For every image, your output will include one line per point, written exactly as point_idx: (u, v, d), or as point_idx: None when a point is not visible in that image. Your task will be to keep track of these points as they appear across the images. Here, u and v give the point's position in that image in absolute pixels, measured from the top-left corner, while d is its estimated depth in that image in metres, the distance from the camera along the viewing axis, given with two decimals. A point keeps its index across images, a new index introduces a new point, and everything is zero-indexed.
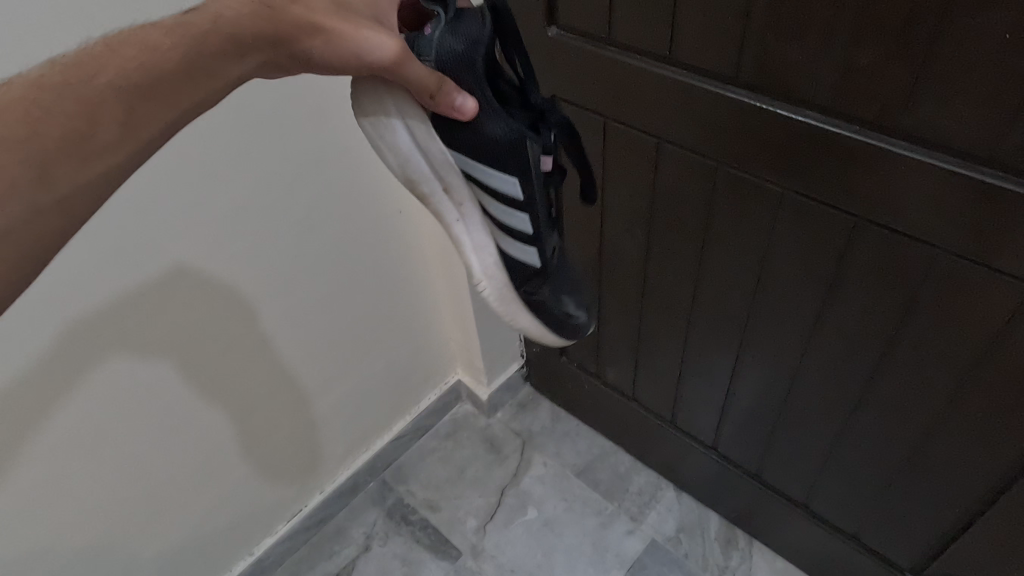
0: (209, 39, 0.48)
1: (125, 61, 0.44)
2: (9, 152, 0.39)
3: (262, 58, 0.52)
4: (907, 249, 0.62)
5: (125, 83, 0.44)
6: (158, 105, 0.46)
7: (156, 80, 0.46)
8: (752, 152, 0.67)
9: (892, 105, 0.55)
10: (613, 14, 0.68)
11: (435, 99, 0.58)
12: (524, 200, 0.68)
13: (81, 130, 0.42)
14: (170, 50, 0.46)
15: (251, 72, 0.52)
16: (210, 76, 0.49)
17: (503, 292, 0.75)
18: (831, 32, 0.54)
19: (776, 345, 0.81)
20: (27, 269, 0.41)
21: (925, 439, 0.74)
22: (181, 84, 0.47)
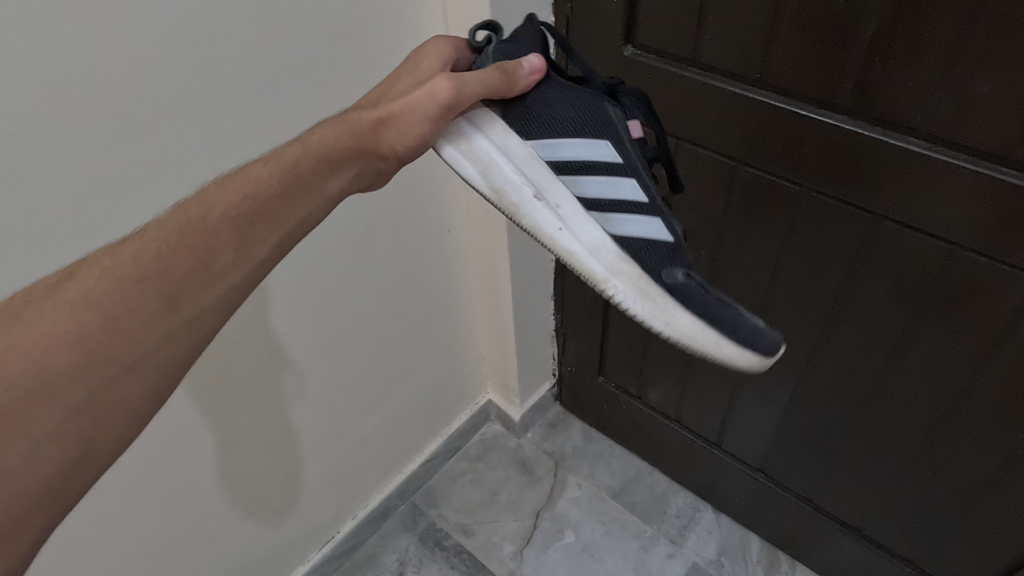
0: (306, 159, 0.49)
1: (235, 193, 0.45)
2: (140, 284, 0.39)
3: (356, 167, 0.52)
4: (1008, 279, 0.61)
5: (238, 210, 0.44)
6: (265, 230, 0.45)
7: (264, 202, 0.46)
8: (843, 178, 0.65)
9: (1010, 136, 0.54)
10: (701, 36, 0.67)
11: (511, 80, 0.58)
12: (623, 166, 0.64)
13: (205, 255, 0.42)
14: (274, 181, 0.47)
15: (349, 183, 0.52)
16: (311, 196, 0.49)
17: (642, 286, 0.63)
18: (950, 61, 0.54)
19: (845, 372, 0.79)
20: (174, 371, 0.41)
21: (1000, 470, 0.73)
22: (291, 200, 0.47)
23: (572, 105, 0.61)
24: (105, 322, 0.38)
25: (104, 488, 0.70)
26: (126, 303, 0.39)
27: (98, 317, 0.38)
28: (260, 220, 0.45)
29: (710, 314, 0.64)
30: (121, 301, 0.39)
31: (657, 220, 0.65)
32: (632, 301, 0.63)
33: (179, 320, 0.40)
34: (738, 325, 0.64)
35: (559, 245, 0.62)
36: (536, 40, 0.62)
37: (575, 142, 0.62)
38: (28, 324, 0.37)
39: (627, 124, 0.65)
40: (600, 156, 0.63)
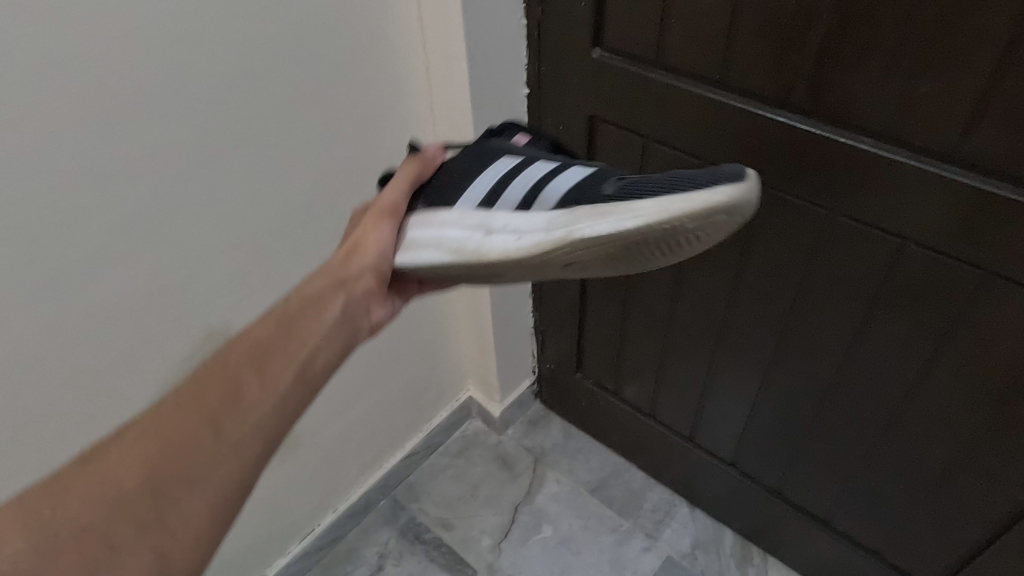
0: (299, 299, 0.53)
1: (245, 337, 0.49)
2: (184, 419, 0.42)
3: (351, 291, 0.56)
4: (956, 271, 0.64)
5: (249, 346, 0.48)
6: (282, 366, 0.48)
7: (273, 336, 0.49)
8: (800, 176, 0.68)
9: (951, 132, 0.57)
10: (664, 37, 0.69)
11: (423, 167, 0.64)
12: (530, 156, 0.62)
13: (232, 387, 0.45)
14: (274, 326, 0.50)
15: (343, 312, 0.54)
16: (308, 327, 0.51)
17: (601, 211, 0.52)
18: (893, 61, 0.56)
19: (809, 365, 0.82)
20: (238, 492, 0.43)
21: (955, 458, 0.75)
22: (298, 329, 0.51)
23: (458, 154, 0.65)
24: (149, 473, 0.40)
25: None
26: (173, 435, 0.42)
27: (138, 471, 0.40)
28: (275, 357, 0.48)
29: (669, 188, 0.50)
30: (157, 451, 0.41)
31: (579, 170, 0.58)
32: (596, 226, 0.51)
33: (218, 458, 0.42)
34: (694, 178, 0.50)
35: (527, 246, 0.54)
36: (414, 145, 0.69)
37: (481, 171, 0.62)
38: (76, 489, 0.38)
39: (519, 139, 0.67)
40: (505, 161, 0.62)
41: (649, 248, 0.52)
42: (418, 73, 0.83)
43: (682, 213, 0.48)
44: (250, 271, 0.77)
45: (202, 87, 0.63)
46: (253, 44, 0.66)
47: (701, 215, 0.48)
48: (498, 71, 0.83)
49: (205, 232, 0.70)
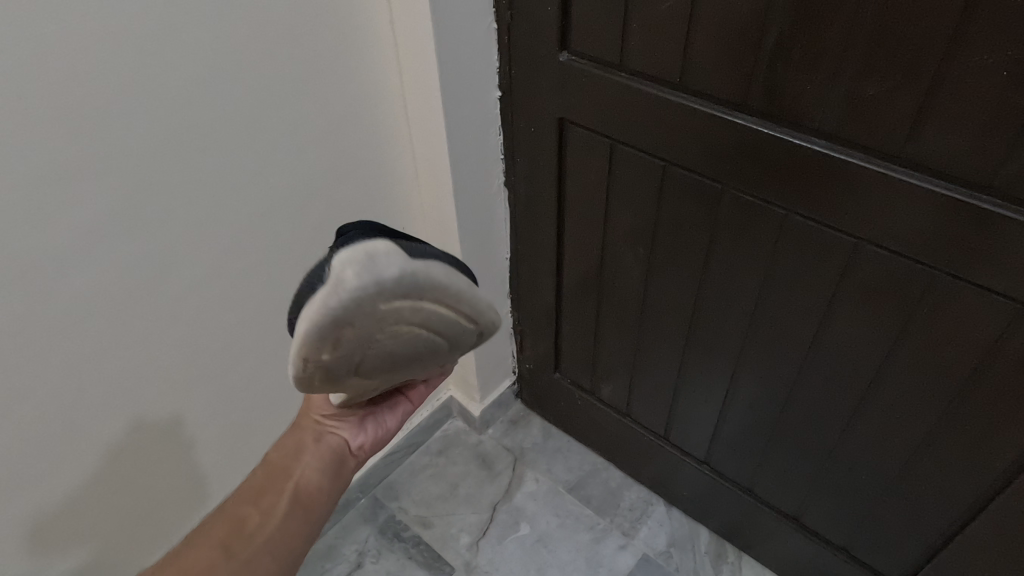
0: (280, 453, 0.71)
1: (244, 488, 0.69)
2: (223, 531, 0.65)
3: (318, 443, 0.71)
4: (908, 270, 0.65)
5: (250, 493, 0.68)
6: (277, 496, 0.67)
7: (265, 480, 0.68)
8: (758, 177, 0.69)
9: (897, 133, 0.58)
10: (626, 41, 0.71)
11: None
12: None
13: (244, 523, 0.65)
14: (265, 473, 0.69)
15: (319, 457, 0.71)
16: (292, 472, 0.69)
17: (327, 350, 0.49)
18: (841, 64, 0.58)
19: (774, 363, 0.83)
20: None
21: (914, 453, 0.77)
22: (284, 473, 0.69)
23: None
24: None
25: (53, 451, 0.74)
26: (219, 541, 0.64)
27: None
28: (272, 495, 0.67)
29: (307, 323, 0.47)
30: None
31: None
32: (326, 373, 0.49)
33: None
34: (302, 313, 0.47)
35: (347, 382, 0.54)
36: None
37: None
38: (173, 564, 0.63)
39: None
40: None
41: (384, 332, 0.49)
42: (392, 72, 0.85)
43: (310, 326, 0.45)
44: (222, 261, 0.79)
45: (167, 77, 0.64)
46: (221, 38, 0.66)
47: (329, 314, 0.44)
48: (470, 74, 0.84)
49: (174, 222, 0.72)
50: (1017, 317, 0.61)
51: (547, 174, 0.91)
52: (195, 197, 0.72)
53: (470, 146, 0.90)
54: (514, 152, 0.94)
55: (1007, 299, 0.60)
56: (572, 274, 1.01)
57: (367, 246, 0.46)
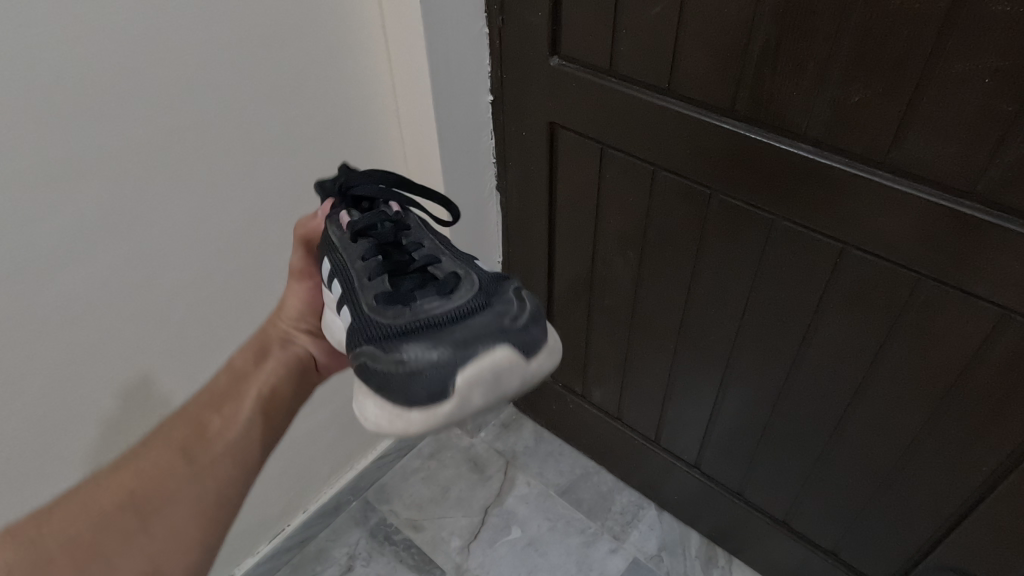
0: (240, 362, 0.70)
1: (201, 398, 0.66)
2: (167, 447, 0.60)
3: (277, 356, 0.72)
4: (893, 275, 0.65)
5: (205, 400, 0.65)
6: (236, 404, 0.65)
7: (222, 388, 0.66)
8: (746, 182, 0.70)
9: (881, 140, 0.59)
10: (615, 47, 0.72)
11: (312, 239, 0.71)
12: (338, 274, 0.61)
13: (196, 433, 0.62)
14: (224, 380, 0.67)
15: (281, 366, 0.71)
16: (253, 381, 0.68)
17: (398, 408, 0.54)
18: (826, 70, 0.59)
19: (762, 367, 0.84)
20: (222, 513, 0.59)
21: (902, 457, 0.77)
22: (245, 379, 0.68)
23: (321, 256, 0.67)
24: (127, 494, 0.57)
25: (39, 458, 0.73)
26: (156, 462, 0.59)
27: (120, 499, 0.56)
28: (229, 407, 0.65)
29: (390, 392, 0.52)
30: (144, 478, 0.58)
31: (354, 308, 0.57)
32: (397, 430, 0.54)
33: (188, 494, 0.58)
34: (388, 383, 0.51)
35: None
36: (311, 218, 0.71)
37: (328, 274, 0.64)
38: (95, 494, 0.57)
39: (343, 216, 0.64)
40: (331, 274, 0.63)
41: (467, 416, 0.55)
42: (382, 74, 0.85)
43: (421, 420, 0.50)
44: (210, 263, 0.78)
45: (155, 77, 0.64)
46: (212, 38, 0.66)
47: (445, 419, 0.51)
48: (461, 78, 0.85)
49: (163, 222, 0.71)
50: (1002, 321, 0.61)
51: (538, 178, 0.92)
52: (184, 197, 0.71)
53: (461, 150, 0.91)
54: (506, 156, 0.94)
55: (992, 304, 0.61)
56: (563, 277, 1.01)
57: (492, 357, 0.51)
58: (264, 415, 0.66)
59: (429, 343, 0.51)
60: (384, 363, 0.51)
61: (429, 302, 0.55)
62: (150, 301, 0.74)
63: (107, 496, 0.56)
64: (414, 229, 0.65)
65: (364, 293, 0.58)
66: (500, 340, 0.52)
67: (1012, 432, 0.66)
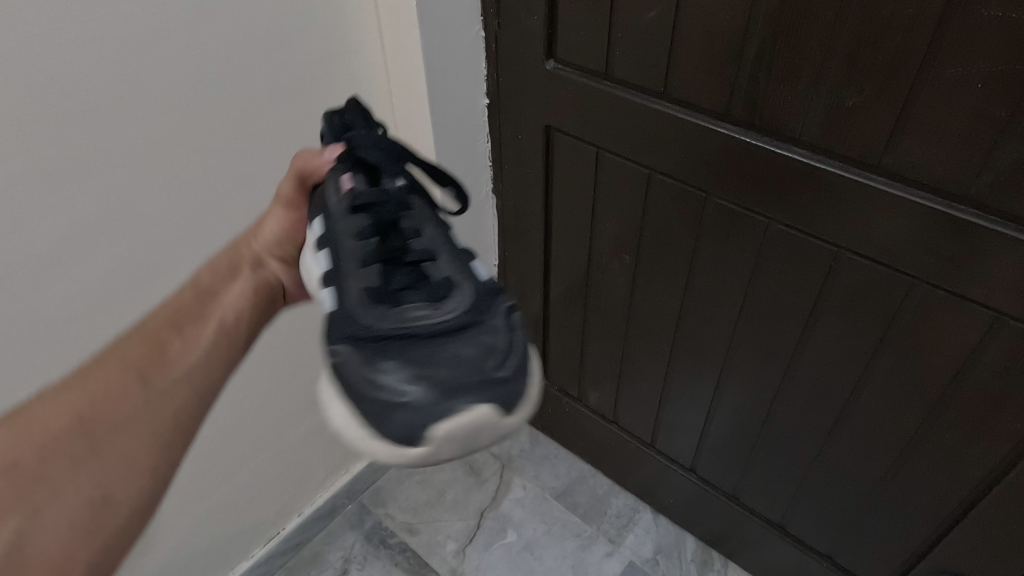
0: (203, 280, 0.61)
1: (161, 314, 0.56)
2: (122, 367, 0.50)
3: (250, 279, 0.64)
4: (887, 278, 0.66)
5: (167, 317, 0.56)
6: (202, 324, 0.56)
7: (186, 305, 0.57)
8: (740, 185, 0.70)
9: (875, 144, 0.59)
10: (611, 51, 0.72)
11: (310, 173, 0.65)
12: (329, 242, 0.59)
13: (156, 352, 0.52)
14: (189, 296, 0.58)
15: (252, 288, 0.63)
16: (222, 300, 0.60)
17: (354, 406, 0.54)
18: (820, 75, 0.59)
19: (756, 370, 0.84)
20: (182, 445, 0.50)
21: (896, 460, 0.77)
22: (210, 299, 0.59)
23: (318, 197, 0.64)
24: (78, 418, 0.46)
25: None
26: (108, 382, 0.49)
27: (70, 419, 0.46)
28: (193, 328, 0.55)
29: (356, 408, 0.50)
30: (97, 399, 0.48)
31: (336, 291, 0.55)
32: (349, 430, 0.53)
33: (148, 423, 0.48)
34: (361, 407, 0.49)
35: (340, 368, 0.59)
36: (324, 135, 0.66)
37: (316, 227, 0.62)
38: (36, 418, 0.46)
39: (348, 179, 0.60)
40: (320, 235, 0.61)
41: None
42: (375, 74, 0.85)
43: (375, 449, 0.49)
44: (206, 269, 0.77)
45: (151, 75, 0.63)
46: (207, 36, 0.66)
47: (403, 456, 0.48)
48: (457, 82, 0.85)
49: (160, 224, 0.70)
50: (995, 324, 0.61)
51: (534, 181, 0.92)
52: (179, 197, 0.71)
53: (457, 154, 0.91)
54: (502, 159, 0.94)
55: (986, 308, 0.61)
56: (559, 280, 1.01)
57: (470, 414, 0.46)
58: (231, 342, 0.57)
59: (406, 377, 0.48)
60: (354, 375, 0.50)
61: (408, 309, 0.52)
62: (146, 308, 0.72)
63: (51, 424, 0.45)
64: (417, 210, 0.61)
65: (350, 277, 0.55)
66: (480, 394, 0.47)
67: (1006, 436, 0.66)
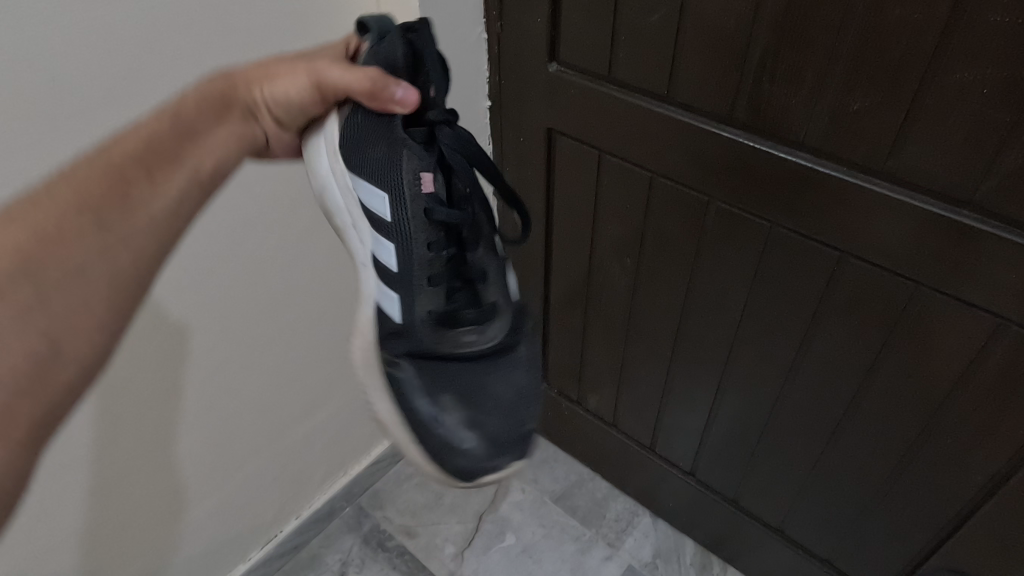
0: (185, 107, 0.51)
1: (127, 141, 0.48)
2: (69, 211, 0.44)
3: (236, 125, 0.55)
4: (889, 283, 0.66)
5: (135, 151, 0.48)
6: (173, 168, 0.49)
7: (157, 141, 0.49)
8: (743, 189, 0.70)
9: (879, 148, 0.59)
10: (614, 54, 0.72)
11: (379, 99, 0.55)
12: (394, 232, 0.61)
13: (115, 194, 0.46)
14: (166, 126, 0.50)
15: (237, 139, 0.55)
16: (199, 146, 0.52)
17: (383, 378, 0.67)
18: (825, 79, 0.59)
19: (757, 374, 0.84)
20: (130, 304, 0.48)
21: (897, 465, 0.77)
22: (186, 137, 0.51)
23: (375, 144, 0.58)
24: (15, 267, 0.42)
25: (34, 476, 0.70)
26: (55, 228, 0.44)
27: (10, 262, 0.41)
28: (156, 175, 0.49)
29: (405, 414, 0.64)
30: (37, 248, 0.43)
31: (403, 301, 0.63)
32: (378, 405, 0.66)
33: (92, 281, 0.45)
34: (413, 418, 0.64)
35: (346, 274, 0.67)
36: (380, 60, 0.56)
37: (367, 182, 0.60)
38: None
39: (428, 179, 0.59)
40: (379, 211, 0.61)
41: None
42: None
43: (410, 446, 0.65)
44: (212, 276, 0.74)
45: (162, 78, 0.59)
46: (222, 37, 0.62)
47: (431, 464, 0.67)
48: (459, 84, 0.85)
49: None
50: (998, 331, 0.61)
51: (536, 183, 0.91)
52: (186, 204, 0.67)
53: None
54: (504, 162, 0.94)
55: (988, 313, 0.61)
56: (560, 282, 1.01)
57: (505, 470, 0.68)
58: (199, 198, 0.52)
59: (466, 421, 0.64)
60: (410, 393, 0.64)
61: (464, 336, 0.64)
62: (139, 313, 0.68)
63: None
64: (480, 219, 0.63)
65: (420, 294, 0.62)
66: (513, 454, 0.66)
67: (1008, 442, 0.66)
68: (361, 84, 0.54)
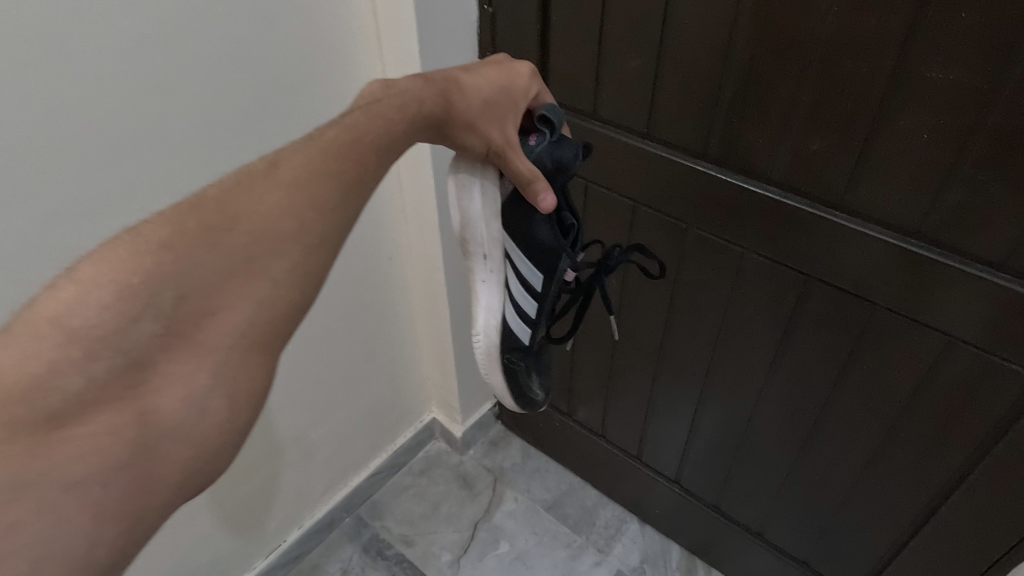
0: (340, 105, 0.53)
1: None
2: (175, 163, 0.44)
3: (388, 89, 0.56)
4: (850, 303, 0.72)
5: None
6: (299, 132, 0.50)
7: None
8: (717, 217, 0.76)
9: (837, 184, 0.65)
10: (598, 92, 0.78)
11: (526, 192, 0.61)
12: (539, 295, 0.73)
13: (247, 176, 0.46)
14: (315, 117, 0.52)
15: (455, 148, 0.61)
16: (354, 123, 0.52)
17: (490, 354, 0.76)
18: (787, 121, 0.65)
19: (734, 387, 0.90)
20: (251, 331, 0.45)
21: (864, 471, 0.83)
22: None
23: (548, 235, 0.68)
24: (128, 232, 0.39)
25: None
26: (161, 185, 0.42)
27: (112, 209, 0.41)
28: None
29: (516, 392, 0.82)
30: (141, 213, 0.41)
31: (529, 329, 0.76)
32: (477, 320, 0.74)
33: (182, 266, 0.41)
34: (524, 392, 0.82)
35: (475, 290, 0.73)
36: (578, 158, 0.63)
37: (526, 258, 0.71)
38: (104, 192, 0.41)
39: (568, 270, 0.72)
40: (533, 279, 0.72)
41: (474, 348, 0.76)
42: None
43: (499, 387, 0.80)
44: None
45: (190, 114, 0.68)
46: (261, 118, 0.75)
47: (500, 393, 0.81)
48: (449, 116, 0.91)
49: None
50: (947, 346, 0.67)
51: None
52: None
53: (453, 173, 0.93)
54: None
55: (939, 331, 0.67)
56: None
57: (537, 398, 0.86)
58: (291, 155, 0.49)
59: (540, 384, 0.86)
60: (522, 382, 0.81)
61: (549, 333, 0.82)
62: None
63: None
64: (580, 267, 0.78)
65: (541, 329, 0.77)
66: (541, 386, 0.86)
67: (960, 448, 0.72)
68: (521, 178, 0.61)
